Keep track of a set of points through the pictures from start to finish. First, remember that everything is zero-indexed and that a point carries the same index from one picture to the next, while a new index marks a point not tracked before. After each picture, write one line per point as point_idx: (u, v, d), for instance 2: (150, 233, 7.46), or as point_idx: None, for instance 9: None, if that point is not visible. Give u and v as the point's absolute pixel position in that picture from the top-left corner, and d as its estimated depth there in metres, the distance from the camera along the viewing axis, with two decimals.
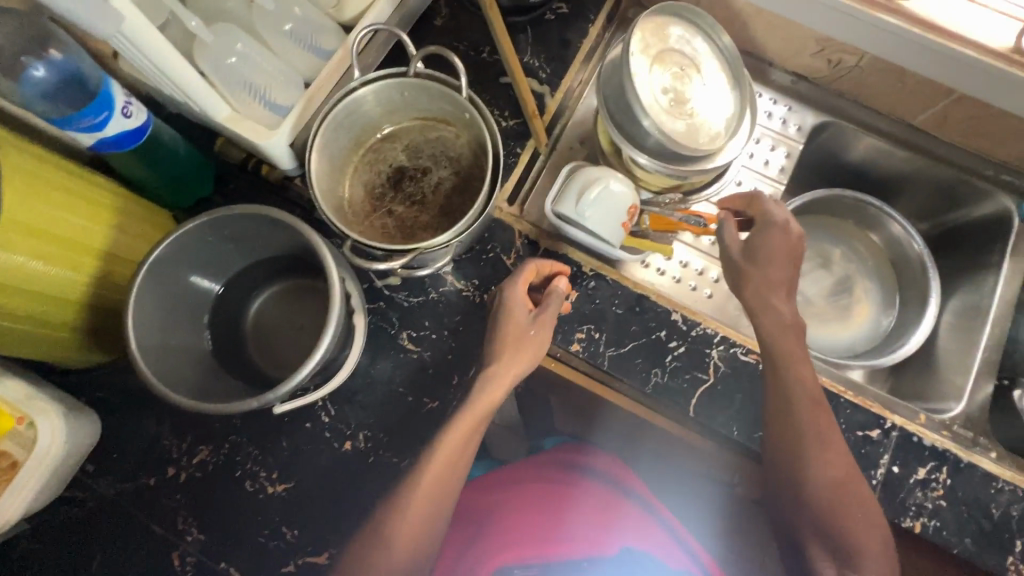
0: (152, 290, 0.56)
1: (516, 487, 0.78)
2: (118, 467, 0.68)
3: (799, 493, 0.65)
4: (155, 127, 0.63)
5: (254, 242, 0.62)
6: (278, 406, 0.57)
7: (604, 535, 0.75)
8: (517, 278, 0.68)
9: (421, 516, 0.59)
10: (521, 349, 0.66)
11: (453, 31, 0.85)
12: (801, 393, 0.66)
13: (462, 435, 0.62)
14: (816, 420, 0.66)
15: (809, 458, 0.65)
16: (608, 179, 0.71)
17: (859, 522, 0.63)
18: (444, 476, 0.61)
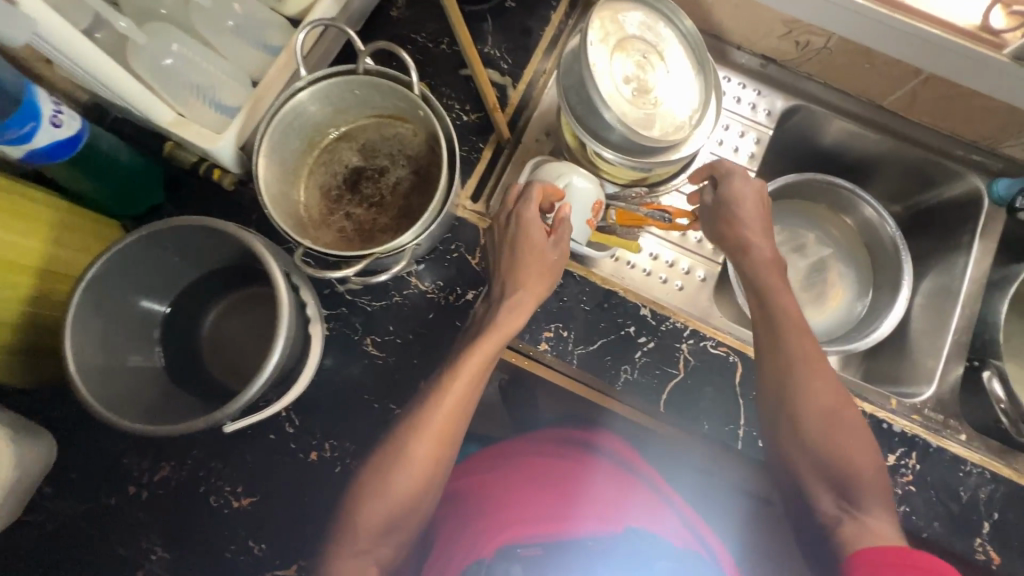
0: (92, 310, 0.54)
1: (516, 465, 0.75)
2: (77, 488, 0.66)
3: (795, 423, 0.65)
4: (90, 134, 0.60)
5: (200, 252, 0.60)
6: (228, 424, 0.55)
7: (612, 513, 0.71)
8: (530, 200, 0.66)
9: (427, 465, 0.62)
10: (534, 279, 0.65)
11: (410, 21, 0.81)
12: (788, 323, 0.67)
13: (466, 383, 0.63)
14: (804, 345, 0.66)
15: (800, 381, 0.65)
16: (571, 175, 0.69)
17: (853, 445, 0.63)
18: (454, 415, 0.63)
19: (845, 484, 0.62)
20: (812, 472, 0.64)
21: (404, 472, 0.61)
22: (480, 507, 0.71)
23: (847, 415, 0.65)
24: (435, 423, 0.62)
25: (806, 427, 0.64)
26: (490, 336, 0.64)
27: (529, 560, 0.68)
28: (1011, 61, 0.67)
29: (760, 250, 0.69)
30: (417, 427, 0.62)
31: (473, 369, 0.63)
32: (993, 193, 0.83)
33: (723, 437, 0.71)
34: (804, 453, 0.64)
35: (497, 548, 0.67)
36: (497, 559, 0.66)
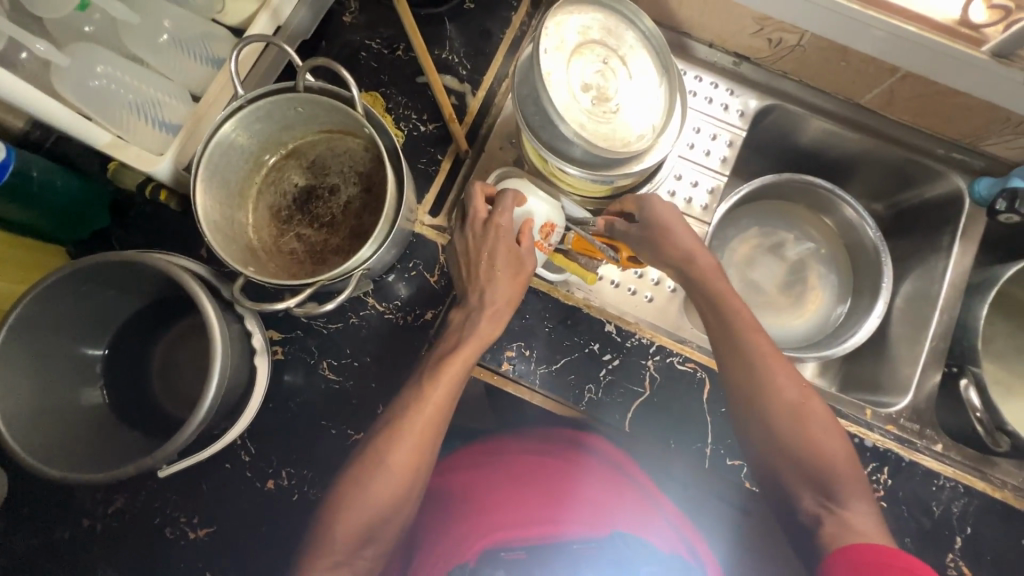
0: (20, 352, 0.52)
1: (507, 466, 0.70)
2: (29, 523, 0.64)
3: (763, 423, 0.62)
4: (16, 162, 0.58)
5: (136, 284, 0.58)
6: (165, 468, 0.56)
7: (602, 515, 0.67)
8: (506, 203, 0.63)
9: (402, 480, 0.58)
10: (505, 282, 0.64)
11: (364, 26, 0.78)
12: (741, 322, 0.64)
13: (444, 393, 0.61)
14: (761, 345, 0.63)
15: (765, 382, 0.62)
16: (527, 195, 0.66)
17: (823, 436, 0.61)
18: (433, 420, 0.60)
19: (826, 479, 0.59)
20: (789, 472, 0.61)
21: (381, 477, 0.58)
22: (461, 510, 0.66)
23: (811, 408, 0.62)
24: (414, 427, 0.59)
25: (773, 425, 0.61)
26: (470, 342, 0.62)
27: (512, 564, 0.63)
28: (991, 58, 0.63)
29: (699, 258, 0.67)
30: (394, 431, 0.59)
31: (454, 379, 0.61)
32: (974, 193, 0.80)
33: (691, 456, 0.69)
34: (777, 454, 0.61)
35: (481, 552, 0.62)
36: (481, 563, 0.61)
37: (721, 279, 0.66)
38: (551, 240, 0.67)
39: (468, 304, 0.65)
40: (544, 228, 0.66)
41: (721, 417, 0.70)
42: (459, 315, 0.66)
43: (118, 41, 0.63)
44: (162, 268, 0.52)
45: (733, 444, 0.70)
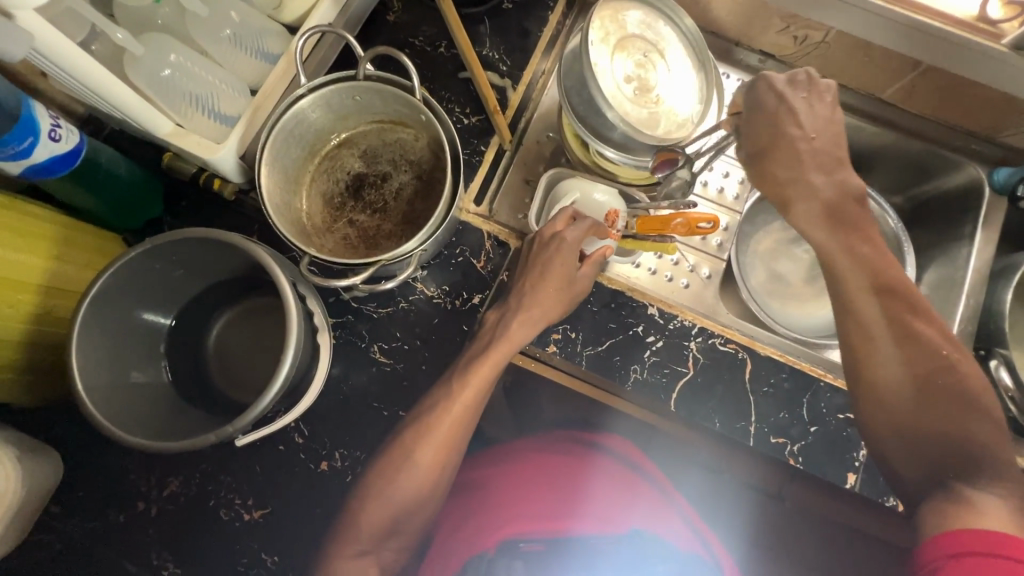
0: (97, 324, 0.54)
1: (519, 460, 0.69)
2: (85, 505, 0.65)
3: (876, 395, 0.57)
4: (88, 149, 0.60)
5: (203, 265, 0.60)
6: (239, 437, 0.56)
7: (615, 512, 0.65)
8: (580, 226, 0.65)
9: (432, 466, 0.60)
10: (546, 291, 0.65)
11: (408, 25, 0.80)
12: (860, 282, 0.57)
13: (478, 389, 0.62)
14: (884, 308, 0.56)
15: (879, 354, 0.56)
16: (589, 191, 0.72)
17: (971, 419, 0.53)
18: (461, 420, 0.61)
19: (966, 460, 0.52)
20: (907, 456, 0.56)
21: (408, 476, 0.59)
22: (479, 504, 0.65)
23: (949, 384, 0.55)
24: (440, 430, 0.60)
25: (896, 403, 0.56)
26: (501, 335, 0.64)
27: (529, 556, 0.61)
28: (1011, 51, 0.65)
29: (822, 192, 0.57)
30: (423, 426, 0.61)
31: (488, 379, 0.62)
32: (994, 182, 0.82)
33: (734, 435, 0.71)
34: (899, 432, 0.56)
35: (498, 543, 0.61)
36: (498, 554, 0.60)
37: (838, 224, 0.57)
38: (616, 226, 0.70)
39: (506, 300, 0.67)
40: (608, 215, 0.70)
41: (764, 396, 0.72)
42: (492, 316, 0.67)
43: (182, 35, 0.65)
44: (252, 256, 0.55)
45: (777, 422, 0.71)
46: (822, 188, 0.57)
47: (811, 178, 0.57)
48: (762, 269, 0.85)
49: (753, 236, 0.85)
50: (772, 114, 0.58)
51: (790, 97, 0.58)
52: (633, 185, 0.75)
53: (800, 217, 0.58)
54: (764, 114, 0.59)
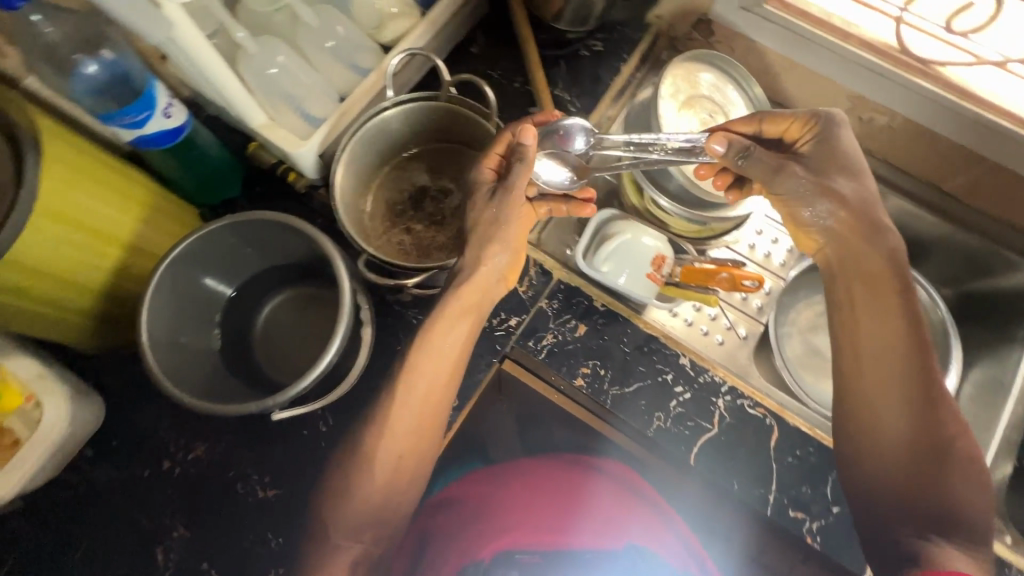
0: (168, 284, 0.59)
1: (517, 474, 0.76)
2: (116, 454, 0.68)
3: (877, 446, 0.60)
4: (192, 129, 0.66)
5: (268, 246, 0.65)
6: (274, 413, 0.58)
7: (610, 527, 0.73)
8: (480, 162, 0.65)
9: (401, 466, 0.61)
10: (495, 245, 0.64)
11: (489, 58, 0.85)
12: (885, 337, 0.61)
13: (442, 381, 0.63)
14: (905, 363, 0.60)
15: (888, 409, 0.60)
16: (639, 234, 0.74)
17: (959, 486, 0.57)
18: (425, 414, 0.62)
19: (935, 522, 0.56)
20: (892, 506, 0.59)
21: (369, 472, 0.60)
22: (482, 511, 0.74)
23: (952, 453, 0.58)
24: (406, 427, 0.61)
25: (892, 457, 0.59)
26: (468, 289, 0.62)
27: (526, 566, 0.72)
28: None
29: (868, 254, 0.62)
30: (385, 431, 0.61)
31: (447, 354, 0.63)
32: None
33: (752, 501, 0.69)
34: (884, 486, 0.59)
35: (494, 553, 0.72)
36: (494, 563, 0.71)
37: (872, 278, 0.62)
38: (662, 271, 0.74)
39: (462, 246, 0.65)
40: (655, 259, 0.74)
41: (787, 466, 0.70)
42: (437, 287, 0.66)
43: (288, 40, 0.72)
44: (317, 243, 0.60)
45: (798, 496, 0.69)
46: (879, 238, 0.62)
47: (883, 233, 0.62)
48: (798, 341, 0.82)
49: (793, 306, 0.83)
50: (845, 159, 0.62)
51: (852, 143, 0.63)
52: (686, 237, 0.77)
53: (864, 258, 0.63)
54: (838, 149, 0.62)
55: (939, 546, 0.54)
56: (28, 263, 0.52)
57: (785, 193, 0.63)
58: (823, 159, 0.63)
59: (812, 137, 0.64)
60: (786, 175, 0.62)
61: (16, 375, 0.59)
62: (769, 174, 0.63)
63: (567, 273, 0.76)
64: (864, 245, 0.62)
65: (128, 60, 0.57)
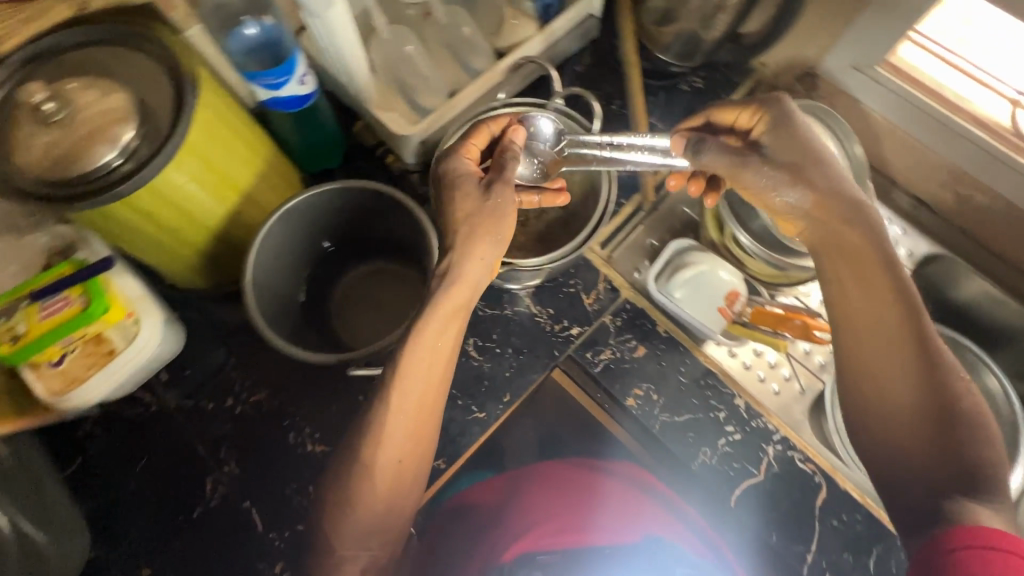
0: (275, 235, 0.64)
1: (525, 478, 0.72)
2: (186, 383, 0.73)
3: (881, 415, 0.52)
4: (316, 99, 0.71)
5: (365, 217, 0.70)
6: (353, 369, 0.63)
7: (625, 525, 0.70)
8: (461, 154, 0.62)
9: (398, 472, 0.56)
10: (477, 243, 0.57)
11: (591, 78, 0.88)
12: (879, 300, 0.52)
13: (435, 377, 0.56)
14: (899, 320, 0.51)
15: (890, 370, 0.51)
16: (717, 267, 0.74)
17: (977, 443, 0.47)
18: (420, 419, 0.56)
19: (964, 476, 0.46)
20: (906, 480, 0.49)
21: (370, 482, 0.54)
22: (493, 515, 0.70)
23: (965, 411, 0.48)
24: (401, 435, 0.55)
25: (899, 424, 0.50)
26: (457, 289, 0.55)
27: (549, 567, 0.67)
28: None
29: (844, 229, 0.53)
30: (377, 437, 0.54)
31: (440, 354, 0.56)
32: None
33: (788, 556, 0.67)
34: (897, 455, 0.50)
35: (514, 555, 0.66)
36: (517, 565, 0.66)
37: (858, 238, 0.53)
38: (734, 307, 0.73)
39: (445, 245, 0.58)
40: (728, 294, 0.73)
41: (831, 530, 0.68)
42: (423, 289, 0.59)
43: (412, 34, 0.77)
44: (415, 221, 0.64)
45: (837, 561, 0.67)
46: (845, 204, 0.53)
47: (853, 194, 0.53)
48: None
49: None
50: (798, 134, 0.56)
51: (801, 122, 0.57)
52: (758, 279, 0.77)
53: (839, 229, 0.54)
54: (791, 129, 0.56)
55: (967, 503, 0.45)
56: (165, 192, 0.57)
57: (750, 185, 0.57)
58: (788, 149, 0.56)
59: (767, 124, 0.57)
60: (748, 167, 0.56)
61: (123, 291, 0.64)
62: (734, 165, 0.57)
63: (635, 293, 0.77)
64: (836, 219, 0.53)
65: (281, 29, 0.63)
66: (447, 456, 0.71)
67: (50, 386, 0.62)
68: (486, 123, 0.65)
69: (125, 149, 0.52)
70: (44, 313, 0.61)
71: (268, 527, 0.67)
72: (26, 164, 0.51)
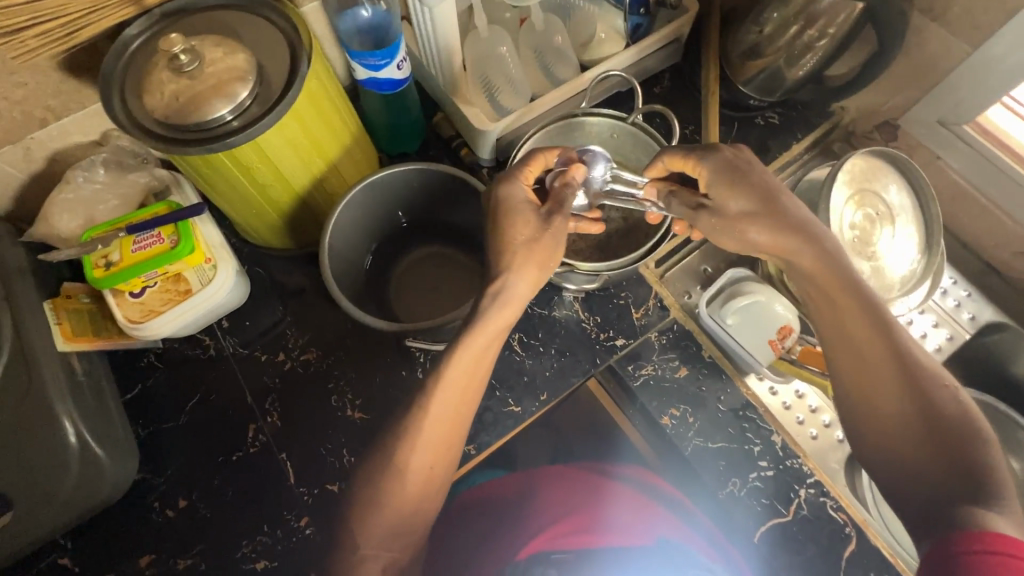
0: (355, 205, 0.68)
1: (536, 478, 0.73)
2: (245, 332, 0.77)
3: (872, 431, 0.52)
4: (408, 85, 0.75)
5: (440, 203, 0.74)
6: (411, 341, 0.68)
7: (636, 527, 0.69)
8: (515, 180, 0.61)
9: (427, 471, 0.56)
10: (529, 269, 0.58)
11: (669, 101, 0.90)
12: (846, 321, 0.54)
13: (466, 384, 0.56)
14: (869, 340, 0.52)
15: (875, 387, 0.51)
16: (772, 300, 0.73)
17: (971, 448, 0.46)
18: (457, 423, 0.57)
19: (965, 481, 0.45)
20: (913, 494, 0.48)
21: (400, 481, 0.55)
22: (507, 513, 0.71)
23: (952, 416, 0.48)
24: (434, 438, 0.55)
25: (894, 437, 0.50)
26: (501, 315, 0.57)
27: (563, 565, 0.66)
28: None
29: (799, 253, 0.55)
30: (415, 435, 0.56)
31: (482, 361, 0.57)
32: None
33: None
34: (899, 473, 0.50)
35: (529, 553, 0.66)
36: (530, 562, 0.64)
37: (828, 261, 0.54)
38: (785, 342, 0.72)
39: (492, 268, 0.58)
40: (782, 328, 0.72)
41: None
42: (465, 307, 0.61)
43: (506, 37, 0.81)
44: None
45: None
46: (774, 238, 0.55)
47: (805, 215, 0.56)
48: None
49: None
50: (742, 169, 0.58)
51: (746, 160, 0.59)
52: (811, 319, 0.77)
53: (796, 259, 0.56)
54: (737, 170, 0.58)
55: (980, 512, 0.43)
56: (264, 151, 0.61)
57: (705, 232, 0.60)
58: (724, 189, 0.57)
59: (711, 168, 0.59)
60: (699, 216, 0.59)
61: (206, 237, 0.68)
62: (689, 215, 0.60)
63: (684, 315, 0.78)
64: (790, 248, 0.55)
65: (390, 15, 0.68)
66: (477, 443, 0.73)
67: (129, 314, 0.67)
68: (543, 151, 0.64)
69: (238, 107, 0.57)
70: (137, 246, 0.66)
71: (299, 482, 0.70)
72: (152, 105, 0.56)
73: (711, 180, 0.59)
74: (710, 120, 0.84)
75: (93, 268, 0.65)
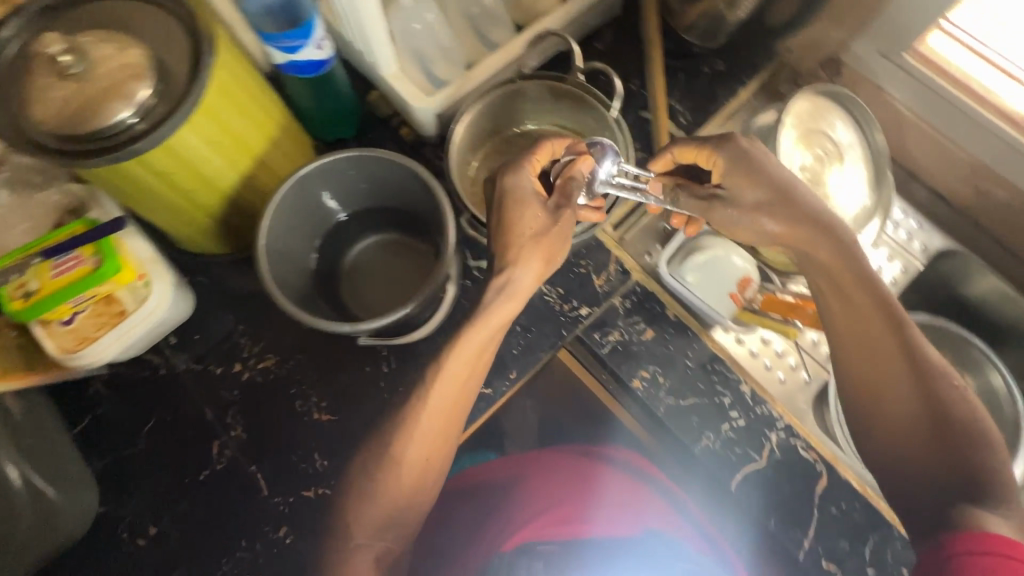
0: (290, 201, 0.64)
1: (527, 468, 0.73)
2: (194, 347, 0.73)
3: (883, 427, 0.57)
4: (333, 65, 0.69)
5: (384, 190, 0.71)
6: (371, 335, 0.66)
7: (625, 516, 0.71)
8: (523, 170, 0.58)
9: (422, 466, 0.57)
10: (535, 263, 0.56)
11: (612, 55, 0.86)
12: (865, 321, 0.57)
13: (463, 383, 0.57)
14: (887, 341, 0.56)
15: (888, 388, 0.56)
16: (729, 252, 0.76)
17: (974, 450, 0.52)
18: (454, 413, 0.58)
19: (972, 484, 0.51)
20: (915, 488, 0.54)
21: (397, 474, 0.55)
22: (492, 499, 0.72)
23: (959, 417, 0.53)
24: (430, 430, 0.56)
25: (903, 435, 0.56)
26: (503, 309, 0.56)
27: (547, 556, 0.69)
28: None
29: (816, 249, 0.58)
30: (408, 425, 0.56)
31: (483, 359, 0.58)
32: None
33: (786, 541, 0.69)
34: (902, 464, 0.56)
35: (517, 545, 0.68)
36: (518, 556, 0.67)
37: (851, 273, 0.57)
38: (745, 293, 0.74)
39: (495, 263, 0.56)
40: (741, 280, 0.75)
41: (830, 517, 0.69)
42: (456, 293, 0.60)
43: None
44: (434, 195, 0.65)
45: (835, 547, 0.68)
46: (784, 224, 0.58)
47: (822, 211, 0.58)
48: None
49: None
50: (756, 156, 0.59)
51: (758, 148, 0.60)
52: (771, 267, 0.76)
53: (813, 251, 0.58)
54: (749, 158, 0.59)
55: (974, 510, 0.49)
56: (179, 153, 0.56)
57: (721, 221, 0.61)
58: (744, 182, 0.59)
59: (722, 157, 0.60)
60: (715, 210, 0.60)
61: (134, 252, 0.64)
62: (702, 207, 0.61)
63: (646, 276, 0.77)
64: (808, 241, 0.58)
65: None
66: None
67: (62, 345, 0.62)
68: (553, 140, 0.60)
69: (140, 107, 0.51)
70: (56, 271, 0.61)
71: (273, 493, 0.68)
72: (42, 115, 0.50)
73: (722, 168, 0.60)
74: (654, 74, 0.82)
75: (11, 300, 0.60)
